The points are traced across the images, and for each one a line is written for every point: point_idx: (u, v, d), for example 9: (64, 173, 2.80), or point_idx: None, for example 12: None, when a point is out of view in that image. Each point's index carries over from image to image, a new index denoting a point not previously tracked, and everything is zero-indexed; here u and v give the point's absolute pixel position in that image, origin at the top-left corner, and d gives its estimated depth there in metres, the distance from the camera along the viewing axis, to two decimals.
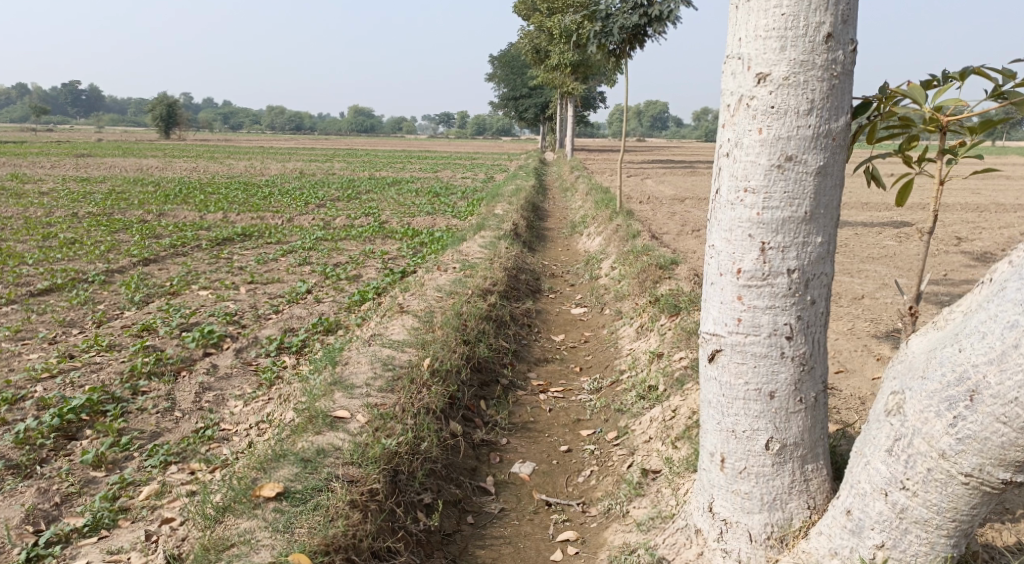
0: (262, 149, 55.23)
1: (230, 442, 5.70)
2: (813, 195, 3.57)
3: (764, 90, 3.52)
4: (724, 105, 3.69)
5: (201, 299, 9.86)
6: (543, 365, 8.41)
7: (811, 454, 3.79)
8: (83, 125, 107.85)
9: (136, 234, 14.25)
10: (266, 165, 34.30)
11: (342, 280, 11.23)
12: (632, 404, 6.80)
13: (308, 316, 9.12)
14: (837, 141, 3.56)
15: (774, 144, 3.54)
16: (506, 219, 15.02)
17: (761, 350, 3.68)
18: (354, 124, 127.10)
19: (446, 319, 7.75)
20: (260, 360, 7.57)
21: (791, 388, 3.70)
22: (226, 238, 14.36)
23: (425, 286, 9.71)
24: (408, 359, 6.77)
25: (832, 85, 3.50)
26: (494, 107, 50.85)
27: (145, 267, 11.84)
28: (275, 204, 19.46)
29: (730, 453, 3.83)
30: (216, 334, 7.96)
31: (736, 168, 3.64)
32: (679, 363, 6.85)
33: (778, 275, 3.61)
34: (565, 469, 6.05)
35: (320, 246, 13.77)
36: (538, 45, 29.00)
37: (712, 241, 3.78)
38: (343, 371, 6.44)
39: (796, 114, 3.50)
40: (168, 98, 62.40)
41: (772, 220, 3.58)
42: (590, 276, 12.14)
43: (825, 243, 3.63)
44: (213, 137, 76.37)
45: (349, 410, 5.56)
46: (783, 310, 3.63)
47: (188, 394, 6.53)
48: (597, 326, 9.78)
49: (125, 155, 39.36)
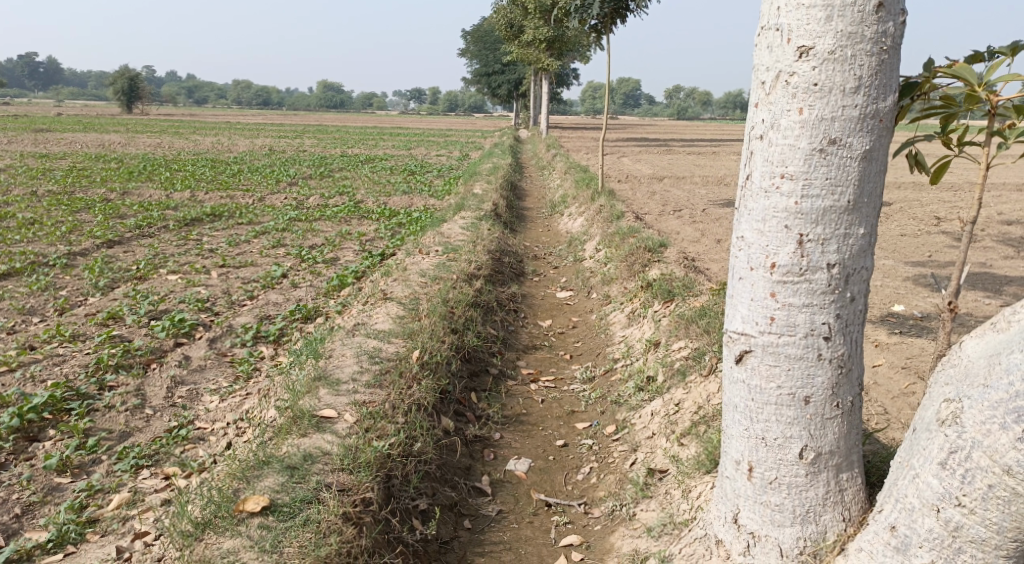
0: (231, 125, 53.89)
1: (207, 443, 5.32)
2: (857, 181, 3.26)
3: (805, 65, 3.20)
4: (757, 82, 3.35)
5: (170, 284, 9.40)
6: (532, 353, 8.08)
7: (847, 463, 3.51)
8: (45, 100, 105.17)
9: (99, 214, 13.67)
10: (234, 142, 33.47)
11: (318, 264, 10.80)
12: (630, 396, 6.50)
13: (284, 303, 8.72)
14: (884, 123, 3.25)
15: (816, 126, 3.22)
16: (486, 199, 14.59)
17: (796, 352, 3.37)
18: (323, 101, 125.48)
19: (433, 307, 7.38)
20: (235, 351, 7.17)
21: (827, 392, 3.40)
22: (195, 218, 13.83)
23: (408, 271, 9.33)
24: (395, 350, 6.41)
25: (881, 60, 3.19)
26: (466, 83, 50.16)
27: (109, 249, 11.33)
28: (244, 183, 18.88)
29: (759, 461, 3.53)
30: (187, 323, 7.54)
31: (771, 153, 3.31)
32: (679, 353, 6.52)
33: (817, 270, 3.30)
34: (562, 466, 5.74)
35: (293, 228, 13.31)
36: (512, 19, 28.50)
37: (741, 233, 3.46)
38: (327, 364, 6.06)
39: (841, 92, 3.19)
40: (129, 71, 60.83)
41: (811, 209, 3.27)
42: (573, 259, 11.81)
43: (868, 234, 3.32)
44: (176, 112, 74.84)
45: (335, 409, 5.18)
46: (821, 307, 3.33)
47: (159, 389, 6.13)
48: (584, 311, 9.46)
49: (87, 130, 38.11)
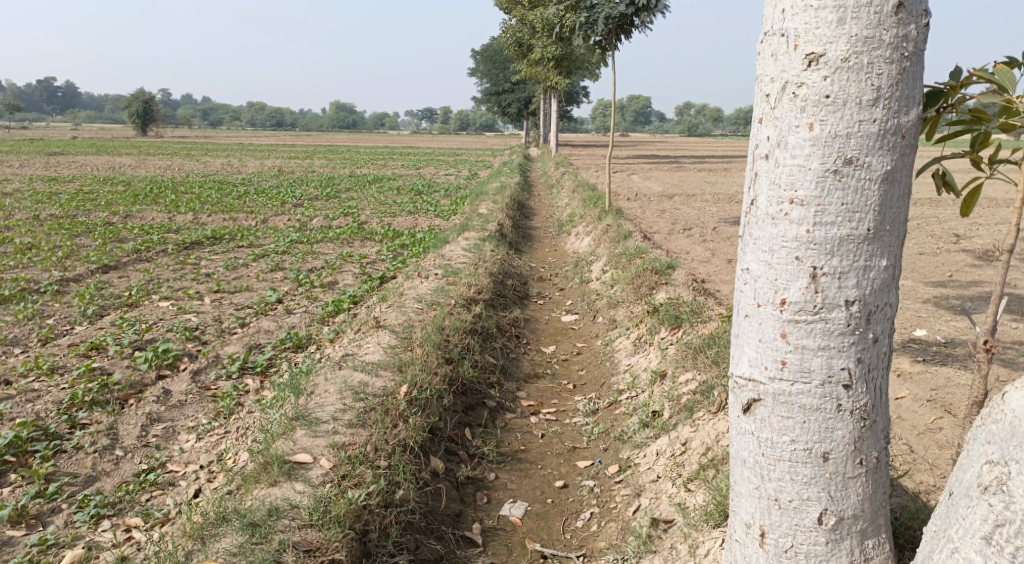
0: (241, 144, 53.97)
1: (176, 489, 4.94)
2: (878, 207, 2.87)
3: (816, 75, 2.82)
4: (762, 95, 2.96)
5: (160, 311, 9.05)
6: (534, 382, 7.67)
7: (872, 527, 3.10)
8: (60, 122, 106.03)
9: (97, 238, 13.38)
10: (244, 163, 33.26)
11: (316, 288, 10.45)
12: (634, 432, 6.09)
13: (276, 330, 8.36)
14: (907, 140, 2.87)
15: (830, 144, 2.83)
16: (491, 219, 14.21)
17: (811, 402, 2.97)
18: (334, 120, 126.03)
19: (427, 336, 6.98)
20: (219, 384, 6.79)
21: (848, 447, 2.99)
22: (195, 242, 13.52)
23: (405, 296, 8.96)
24: (384, 383, 6.00)
25: (903, 68, 2.81)
26: (477, 103, 49.98)
27: (102, 274, 11.01)
28: (250, 204, 18.61)
29: (771, 525, 3.11)
30: (171, 353, 7.17)
31: (778, 174, 2.92)
32: (686, 386, 6.10)
33: (834, 308, 2.90)
34: (561, 510, 5.32)
35: (294, 250, 12.98)
36: (521, 38, 28.31)
37: (746, 265, 3.06)
38: (309, 400, 5.65)
39: (858, 105, 2.81)
40: (144, 94, 60.88)
41: (826, 239, 2.87)
42: (580, 280, 11.42)
43: (891, 266, 2.93)
44: (190, 134, 75.08)
45: (311, 453, 4.77)
46: (839, 351, 2.92)
47: (132, 428, 5.75)
48: (589, 337, 9.05)
49: (100, 153, 37.92)
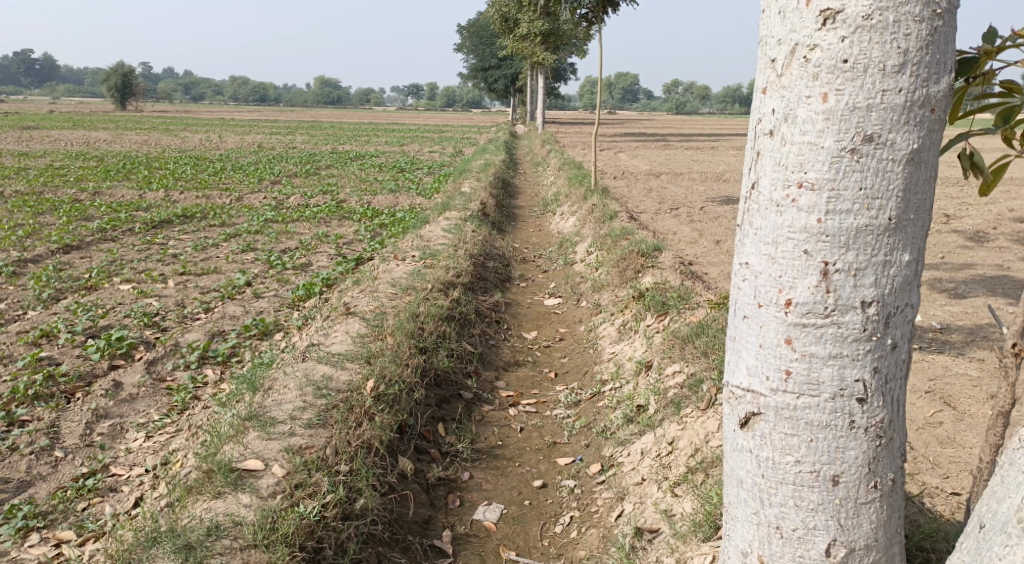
0: (222, 121, 53.16)
1: (117, 496, 4.52)
2: (902, 193, 2.45)
3: (832, 36, 2.39)
4: (766, 61, 2.53)
5: (119, 295, 8.55)
6: (514, 371, 7.26)
7: (885, 558, 2.72)
8: (38, 95, 104.32)
9: (62, 216, 12.80)
10: (223, 138, 32.52)
11: (287, 270, 9.97)
12: (618, 428, 5.70)
13: (242, 316, 7.88)
14: (936, 113, 2.45)
15: (847, 118, 2.41)
16: (473, 198, 13.72)
17: (820, 418, 2.56)
18: (318, 94, 124.76)
19: (400, 323, 6.53)
20: (175, 375, 6.32)
21: (861, 470, 2.60)
22: (164, 221, 12.97)
23: (379, 280, 8.50)
24: (349, 377, 5.56)
25: (935, 28, 2.39)
26: (462, 79, 49.21)
27: (64, 255, 10.48)
28: (225, 181, 18.02)
29: (771, 557, 2.72)
30: (126, 342, 6.70)
31: (784, 153, 2.49)
32: (673, 380, 5.71)
33: (848, 310, 2.49)
34: (539, 514, 4.94)
35: (267, 230, 12.46)
36: (508, 13, 27.70)
37: (745, 258, 2.64)
38: (267, 397, 5.20)
39: (880, 72, 2.38)
40: (125, 67, 59.62)
41: (840, 230, 2.46)
42: (563, 262, 10.99)
43: (914, 261, 2.53)
44: (170, 107, 73.90)
45: (262, 458, 4.37)
46: (853, 360, 2.52)
47: (76, 425, 5.30)
48: (572, 322, 8.64)
49: (76, 129, 36.94)
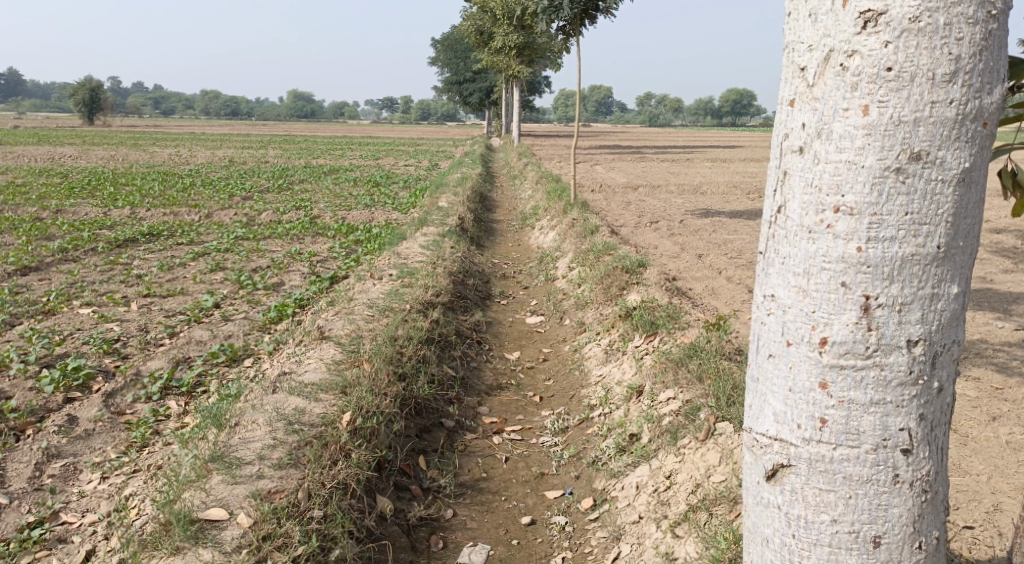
0: (192, 135, 52.42)
1: (66, 549, 4.15)
2: (951, 217, 2.16)
3: (873, 40, 2.10)
4: (796, 69, 2.25)
5: (79, 320, 8.12)
6: (498, 395, 6.91)
7: None
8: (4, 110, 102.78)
9: (22, 236, 12.30)
10: (194, 153, 31.98)
11: (257, 290, 9.57)
12: (610, 458, 5.37)
13: (209, 341, 7.49)
14: (987, 128, 2.16)
15: (891, 132, 2.12)
16: (450, 213, 13.38)
17: (859, 472, 2.26)
18: (291, 108, 123.99)
19: (377, 348, 6.16)
20: (136, 407, 5.91)
21: (905, 529, 2.30)
22: (129, 239, 12.52)
23: (354, 301, 8.13)
24: (323, 409, 5.19)
25: (988, 32, 2.11)
26: (437, 93, 48.94)
27: (21, 278, 10.02)
28: (195, 197, 17.56)
29: None
30: (83, 372, 6.30)
31: (817, 173, 2.20)
32: (667, 407, 5.39)
33: (892, 351, 2.19)
34: (528, 555, 4.60)
35: (237, 247, 12.05)
36: (482, 26, 27.46)
37: (771, 290, 2.34)
38: (233, 434, 4.83)
39: (928, 81, 2.09)
40: (93, 81, 58.67)
41: (883, 260, 2.16)
42: (544, 278, 10.68)
43: (963, 294, 2.23)
44: (139, 122, 72.97)
45: (228, 507, 4.04)
46: (896, 407, 2.22)
47: (23, 468, 4.90)
48: (556, 341, 8.31)
49: (39, 144, 36.17)
